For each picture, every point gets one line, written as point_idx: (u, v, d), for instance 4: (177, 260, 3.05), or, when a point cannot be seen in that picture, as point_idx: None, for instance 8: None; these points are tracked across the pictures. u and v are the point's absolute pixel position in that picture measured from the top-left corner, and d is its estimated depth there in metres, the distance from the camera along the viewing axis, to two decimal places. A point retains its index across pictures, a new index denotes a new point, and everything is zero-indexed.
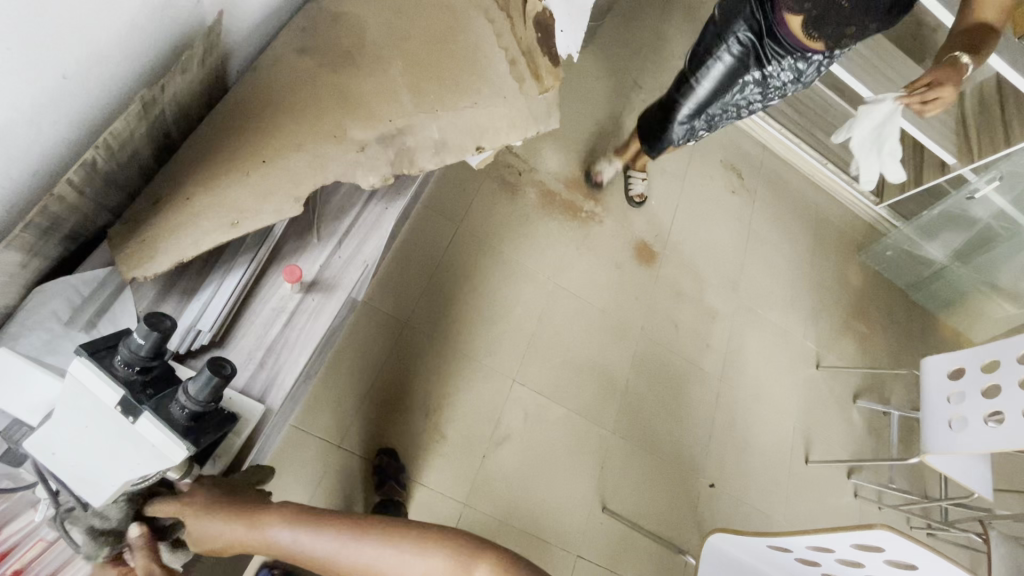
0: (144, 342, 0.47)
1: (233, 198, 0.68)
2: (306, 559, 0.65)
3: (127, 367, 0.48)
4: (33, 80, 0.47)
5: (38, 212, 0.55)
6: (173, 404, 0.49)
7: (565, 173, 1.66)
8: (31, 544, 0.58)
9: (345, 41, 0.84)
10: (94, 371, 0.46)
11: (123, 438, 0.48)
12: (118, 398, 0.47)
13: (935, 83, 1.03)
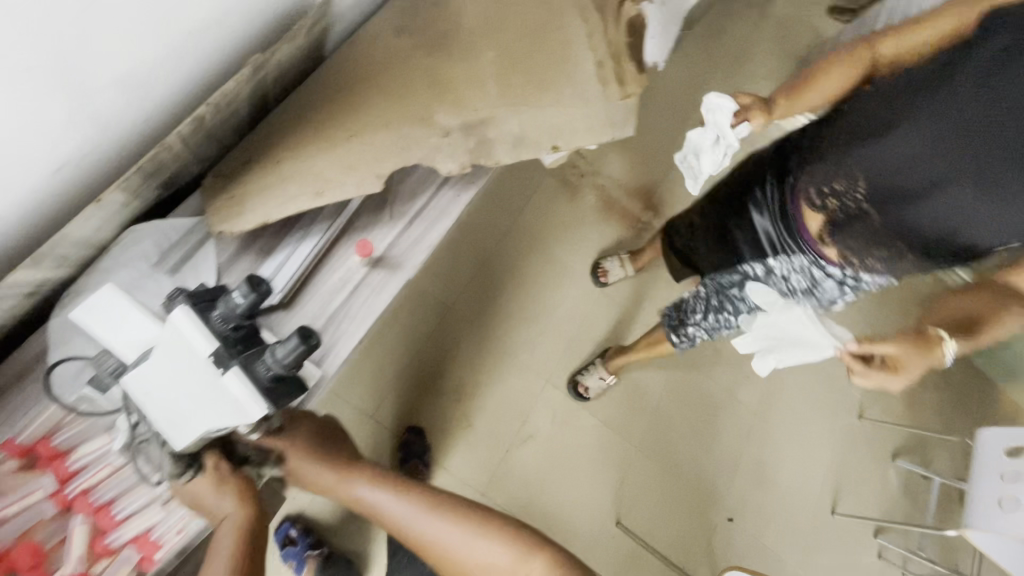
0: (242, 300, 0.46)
1: (320, 168, 0.70)
2: (377, 515, 0.75)
3: (223, 323, 0.47)
4: (162, 31, 0.49)
5: (150, 158, 0.58)
6: (260, 361, 0.46)
7: (628, 181, 1.64)
8: (99, 467, 0.61)
9: (443, 22, 0.84)
10: (192, 322, 0.45)
11: (210, 390, 0.45)
12: (211, 350, 0.45)
13: (892, 361, 0.84)
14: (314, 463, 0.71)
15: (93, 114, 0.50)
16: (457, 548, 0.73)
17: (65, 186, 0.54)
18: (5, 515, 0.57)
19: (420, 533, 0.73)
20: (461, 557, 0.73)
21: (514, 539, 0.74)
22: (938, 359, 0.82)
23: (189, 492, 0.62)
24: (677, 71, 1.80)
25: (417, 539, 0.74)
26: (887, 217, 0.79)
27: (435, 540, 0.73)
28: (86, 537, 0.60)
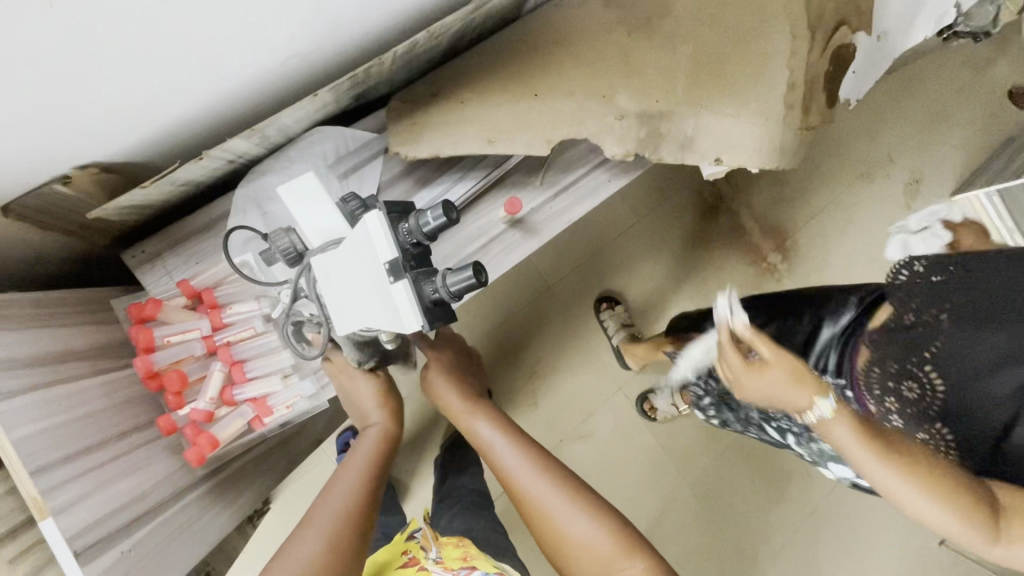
0: (433, 223, 0.43)
1: (498, 116, 0.71)
2: (487, 453, 0.76)
3: (407, 236, 0.44)
4: None
5: (365, 68, 0.62)
6: (428, 282, 0.44)
7: (762, 215, 1.55)
8: (243, 328, 0.69)
9: (649, 5, 0.81)
10: (379, 225, 0.43)
11: (380, 294, 0.43)
12: (391, 256, 0.42)
13: (760, 363, 0.65)
14: (445, 395, 0.84)
15: (339, 10, 0.53)
16: (548, 510, 0.67)
17: (290, 74, 0.60)
18: (166, 341, 0.66)
19: (517, 481, 0.71)
20: (551, 524, 0.67)
21: (614, 526, 0.65)
22: (808, 401, 0.62)
23: (347, 380, 0.72)
24: (854, 115, 1.66)
25: (513, 487, 0.71)
26: (951, 315, 0.65)
27: (529, 493, 0.69)
28: (220, 383, 0.68)
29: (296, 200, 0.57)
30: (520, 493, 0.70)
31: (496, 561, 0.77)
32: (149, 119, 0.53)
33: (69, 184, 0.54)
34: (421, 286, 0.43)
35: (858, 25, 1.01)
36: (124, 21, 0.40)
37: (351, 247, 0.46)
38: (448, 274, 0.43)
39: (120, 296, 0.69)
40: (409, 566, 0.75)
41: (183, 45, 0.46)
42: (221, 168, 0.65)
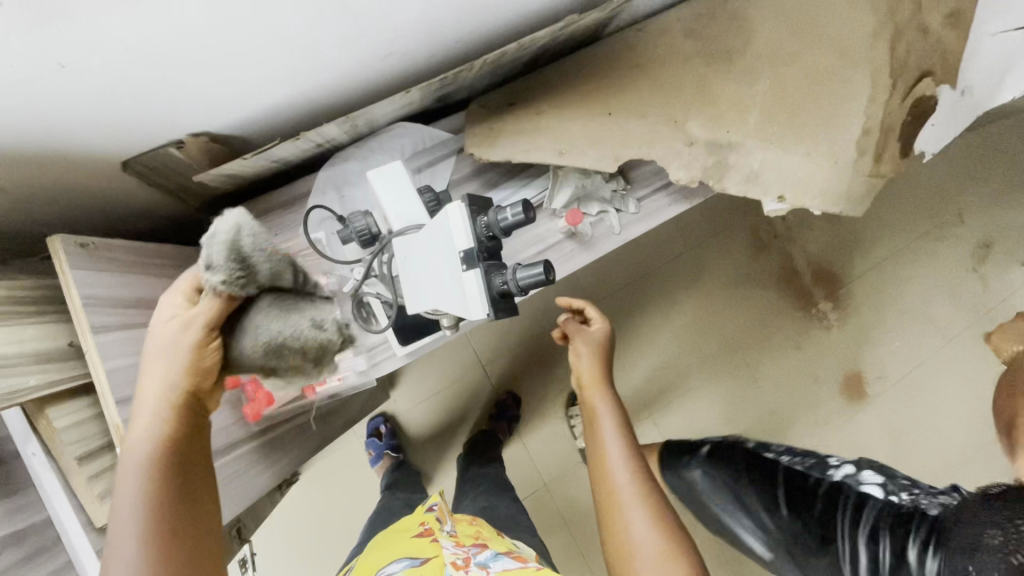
0: (511, 218, 0.45)
1: (572, 130, 0.73)
2: (595, 442, 0.77)
3: (484, 230, 0.47)
4: None
5: (454, 72, 0.65)
6: (498, 275, 0.46)
7: (817, 259, 1.53)
8: None
9: (731, 39, 0.82)
10: (460, 216, 0.45)
11: (452, 277, 0.46)
12: (468, 245, 0.45)
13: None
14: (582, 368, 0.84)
15: (438, 8, 0.56)
16: (625, 519, 0.68)
17: (385, 69, 0.64)
18: None
19: (610, 482, 0.71)
20: (620, 529, 0.68)
21: (673, 554, 0.64)
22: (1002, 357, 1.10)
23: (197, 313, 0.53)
24: (926, 170, 1.61)
25: (605, 486, 0.72)
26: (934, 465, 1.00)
27: (616, 498, 0.70)
28: None
29: (383, 188, 0.62)
30: (607, 491, 0.71)
31: (507, 542, 0.78)
32: (259, 98, 0.58)
33: (182, 150, 0.60)
34: (492, 276, 0.46)
35: (942, 78, 1.00)
36: (262, 6, 0.44)
37: (430, 232, 0.49)
38: (518, 268, 0.45)
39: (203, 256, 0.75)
40: (422, 535, 0.74)
41: (303, 33, 0.50)
42: (310, 150, 0.70)
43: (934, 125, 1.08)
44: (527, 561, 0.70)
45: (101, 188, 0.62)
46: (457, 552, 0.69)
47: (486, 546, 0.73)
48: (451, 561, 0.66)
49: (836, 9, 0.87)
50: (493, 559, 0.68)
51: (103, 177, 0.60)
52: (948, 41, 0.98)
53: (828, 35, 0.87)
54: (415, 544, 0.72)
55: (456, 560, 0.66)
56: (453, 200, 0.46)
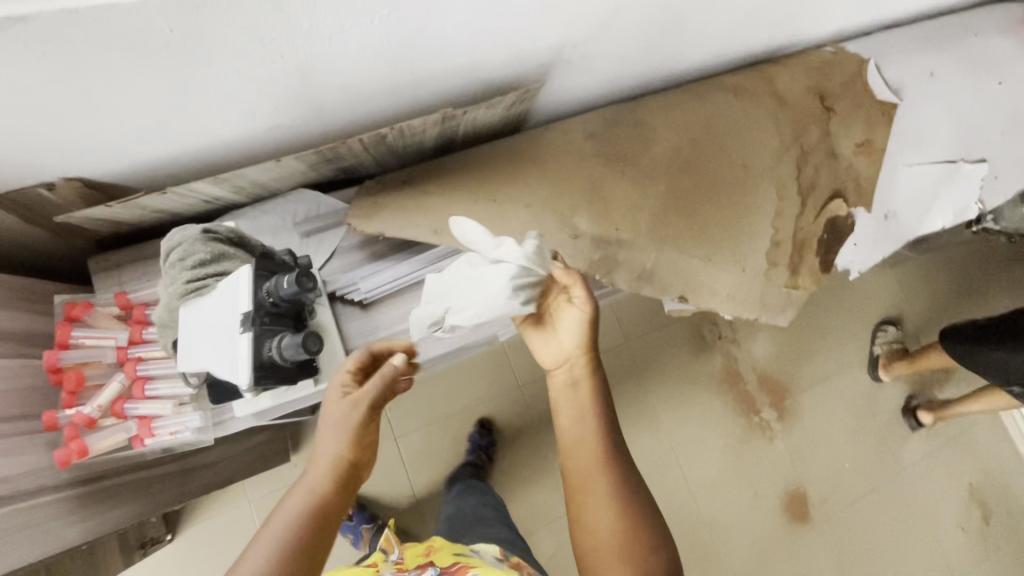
0: (290, 286, 0.46)
1: (450, 213, 0.76)
2: (566, 413, 0.70)
3: (265, 296, 0.47)
4: (369, 29, 0.57)
5: (329, 148, 0.70)
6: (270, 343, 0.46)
7: (762, 367, 1.49)
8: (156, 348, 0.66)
9: (631, 145, 0.87)
10: (244, 280, 0.46)
11: (228, 340, 0.46)
12: (248, 309, 0.46)
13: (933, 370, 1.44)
14: (568, 347, 0.70)
15: (301, 79, 0.61)
16: (594, 503, 0.65)
17: (267, 139, 0.68)
18: (81, 341, 0.64)
19: (587, 467, 0.67)
20: (590, 516, 0.65)
21: (629, 550, 0.62)
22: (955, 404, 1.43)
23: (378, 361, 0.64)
24: (879, 285, 1.61)
25: (577, 467, 0.68)
26: None
27: (590, 481, 0.66)
28: (113, 393, 0.65)
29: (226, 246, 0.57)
30: (577, 476, 0.68)
31: (460, 547, 0.81)
32: (132, 152, 0.61)
33: (53, 191, 0.62)
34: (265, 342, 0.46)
35: (856, 200, 1.03)
36: (107, 65, 0.48)
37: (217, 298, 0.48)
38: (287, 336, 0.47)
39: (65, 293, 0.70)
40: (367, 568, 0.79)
41: (162, 92, 0.54)
42: (198, 204, 0.71)
43: (857, 244, 1.06)
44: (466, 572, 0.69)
45: None
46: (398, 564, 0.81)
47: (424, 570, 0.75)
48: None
49: (734, 130, 0.93)
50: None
51: None
52: (860, 166, 1.02)
53: (728, 151, 0.92)
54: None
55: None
56: (243, 266, 0.47)
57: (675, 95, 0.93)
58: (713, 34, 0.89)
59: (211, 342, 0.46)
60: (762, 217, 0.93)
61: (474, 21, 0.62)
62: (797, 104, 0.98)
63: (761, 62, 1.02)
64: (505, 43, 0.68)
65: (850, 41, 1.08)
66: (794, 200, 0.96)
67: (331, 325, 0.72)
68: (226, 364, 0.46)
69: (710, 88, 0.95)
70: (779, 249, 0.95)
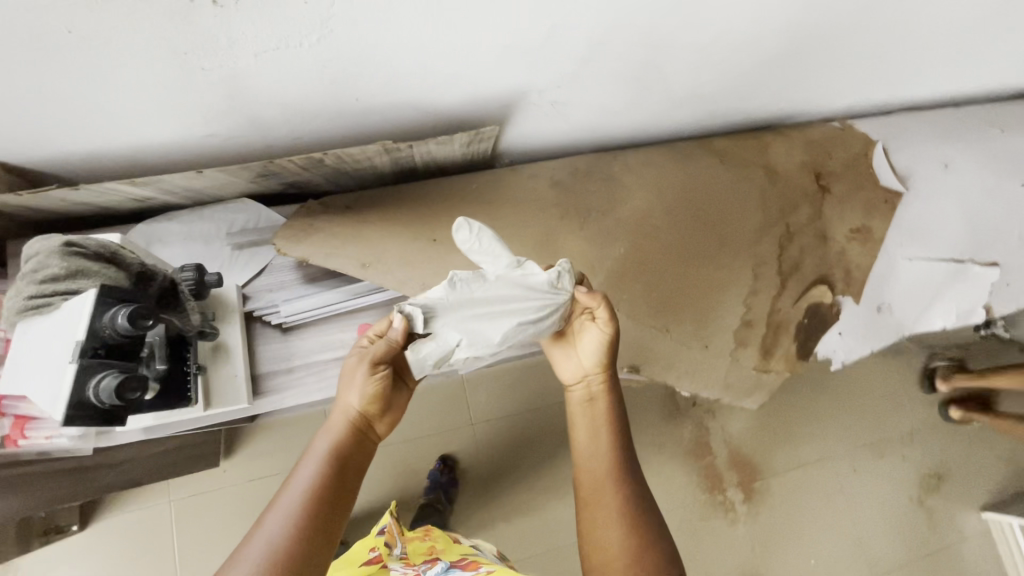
0: (128, 319, 0.43)
1: (386, 247, 0.73)
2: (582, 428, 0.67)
3: (107, 325, 0.44)
4: (302, 51, 0.54)
5: (262, 164, 0.67)
6: (98, 378, 0.42)
7: (735, 442, 1.41)
8: None
9: (598, 200, 0.82)
10: (84, 306, 0.43)
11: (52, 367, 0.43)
12: (81, 338, 0.42)
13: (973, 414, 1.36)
14: (586, 366, 0.67)
15: (234, 93, 0.58)
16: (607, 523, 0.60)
17: (203, 147, 0.65)
18: None
19: (598, 482, 0.63)
20: (597, 533, 0.60)
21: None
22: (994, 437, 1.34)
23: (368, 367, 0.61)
24: (872, 374, 1.51)
25: (589, 482, 0.63)
26: None
27: (602, 498, 0.61)
28: None
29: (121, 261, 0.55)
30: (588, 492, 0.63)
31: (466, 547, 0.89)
32: (50, 143, 0.58)
33: None
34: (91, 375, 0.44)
35: (843, 288, 0.95)
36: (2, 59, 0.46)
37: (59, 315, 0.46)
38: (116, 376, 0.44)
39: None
40: (373, 564, 0.80)
41: (73, 90, 0.51)
42: (125, 201, 0.69)
43: (842, 333, 0.98)
44: (477, 565, 0.75)
45: None
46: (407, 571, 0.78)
47: (435, 562, 0.79)
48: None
49: (715, 198, 0.88)
50: (442, 573, 0.74)
51: None
52: (852, 253, 0.95)
53: (703, 220, 0.86)
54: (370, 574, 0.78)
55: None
56: (90, 290, 0.44)
57: (655, 154, 0.88)
58: (702, 96, 0.84)
59: (41, 369, 0.43)
60: (732, 294, 0.87)
61: (423, 55, 0.58)
62: (789, 179, 0.92)
63: (758, 130, 0.96)
64: (462, 83, 0.65)
65: (859, 120, 1.02)
66: (772, 280, 0.89)
67: (238, 346, 0.68)
68: (49, 395, 0.42)
69: (695, 152, 0.89)
70: (750, 330, 0.88)
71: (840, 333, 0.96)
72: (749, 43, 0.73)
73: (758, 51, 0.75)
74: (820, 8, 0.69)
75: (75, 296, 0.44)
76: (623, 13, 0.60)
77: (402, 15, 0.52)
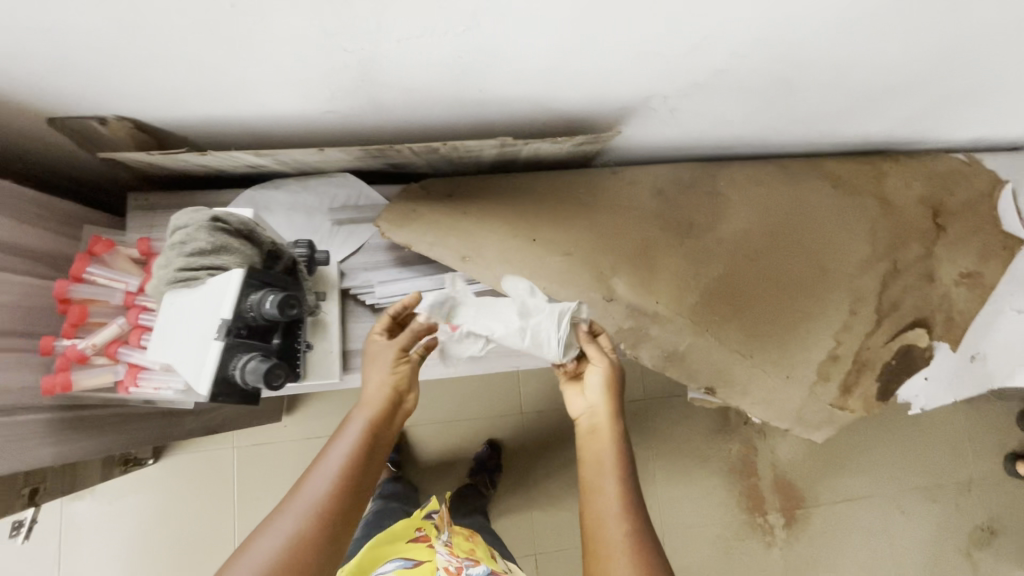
0: (273, 306, 0.45)
1: (484, 241, 0.72)
2: (590, 467, 0.62)
3: (248, 307, 0.47)
4: (443, 38, 0.52)
5: (378, 147, 0.67)
6: (240, 359, 0.45)
7: (781, 465, 1.38)
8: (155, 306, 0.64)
9: (698, 215, 0.80)
10: (231, 287, 0.46)
11: (202, 344, 0.46)
12: (227, 317, 0.45)
13: None
14: (594, 405, 0.66)
15: (366, 76, 0.57)
16: (607, 540, 0.56)
17: (323, 124, 0.66)
18: (93, 278, 0.64)
19: (600, 515, 0.58)
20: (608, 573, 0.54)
21: None
22: None
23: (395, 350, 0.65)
24: (937, 418, 1.44)
25: (594, 517, 0.58)
26: None
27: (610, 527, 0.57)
28: (109, 335, 0.63)
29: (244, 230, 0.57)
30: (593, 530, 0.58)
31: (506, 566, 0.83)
32: (186, 108, 0.60)
33: (105, 127, 0.62)
34: (234, 357, 0.46)
35: (941, 333, 0.90)
36: (165, 26, 0.46)
37: (202, 292, 0.48)
38: (255, 358, 0.46)
39: (97, 226, 0.71)
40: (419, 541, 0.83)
41: (221, 61, 0.52)
42: (239, 168, 0.71)
43: (928, 376, 0.93)
44: None
45: (18, 142, 0.63)
46: (451, 561, 0.76)
47: (479, 563, 0.78)
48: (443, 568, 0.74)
49: (818, 223, 0.84)
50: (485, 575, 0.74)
51: (15, 131, 0.61)
52: (958, 299, 0.89)
53: (804, 248, 0.83)
54: (414, 550, 0.81)
55: (449, 567, 0.75)
56: (234, 271, 0.47)
57: (762, 172, 0.84)
58: (827, 116, 0.79)
59: (187, 342, 0.46)
60: (826, 328, 0.83)
61: (561, 52, 0.56)
62: (902, 213, 0.86)
63: (874, 156, 0.90)
64: (590, 83, 0.62)
65: (989, 155, 0.94)
66: (867, 317, 0.85)
67: (334, 323, 0.69)
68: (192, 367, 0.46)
69: (804, 175, 0.85)
70: (835, 365, 0.84)
71: (926, 375, 0.92)
72: (900, 66, 0.67)
73: (904, 76, 0.70)
74: (989, 37, 0.63)
75: (218, 274, 0.47)
76: (775, 28, 0.56)
77: (553, 16, 0.50)
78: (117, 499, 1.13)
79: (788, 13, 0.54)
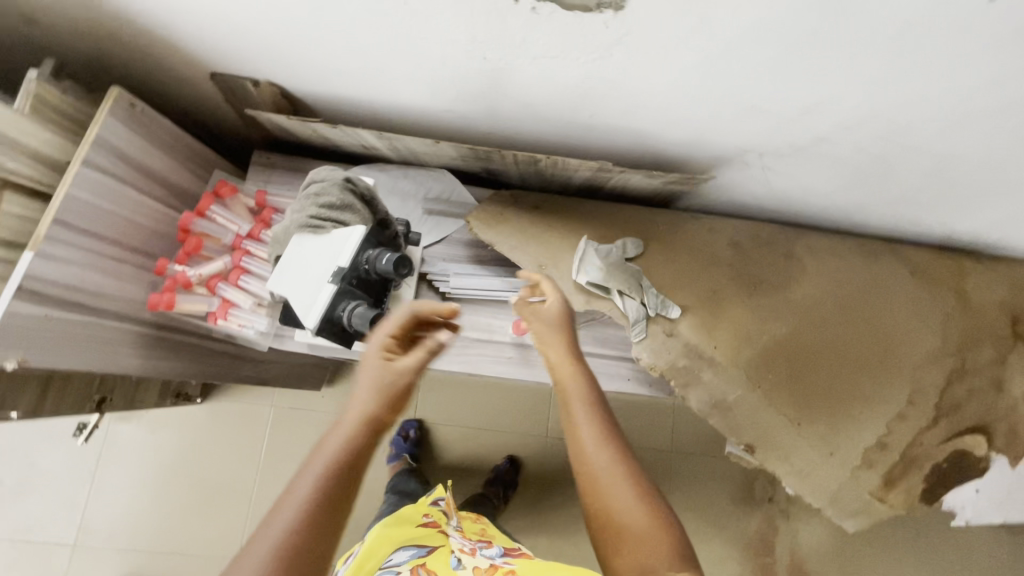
0: (387, 261, 0.52)
1: (562, 254, 0.76)
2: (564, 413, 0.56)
3: (364, 261, 0.54)
4: (574, 63, 0.57)
5: (485, 150, 0.73)
6: (349, 302, 0.52)
7: (800, 551, 1.32)
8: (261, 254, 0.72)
9: (770, 273, 0.81)
10: (353, 240, 0.54)
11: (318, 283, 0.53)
12: (345, 264, 0.53)
13: None
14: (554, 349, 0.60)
15: (495, 85, 0.63)
16: (602, 489, 0.50)
17: (443, 121, 0.72)
18: (213, 216, 0.72)
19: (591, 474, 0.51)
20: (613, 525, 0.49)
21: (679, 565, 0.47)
22: None
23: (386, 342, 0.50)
24: (979, 544, 1.35)
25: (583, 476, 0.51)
26: None
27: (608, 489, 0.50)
28: (214, 269, 0.71)
29: None
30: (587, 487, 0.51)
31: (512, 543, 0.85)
32: (331, 84, 0.67)
33: (257, 89, 0.70)
34: (343, 301, 0.53)
35: (1002, 445, 0.86)
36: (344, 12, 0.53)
37: (326, 241, 0.55)
38: (362, 305, 0.52)
39: (222, 173, 0.79)
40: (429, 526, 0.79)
41: (377, 49, 0.59)
42: (357, 146, 0.78)
43: (979, 488, 0.89)
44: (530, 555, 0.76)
45: (181, 88, 0.72)
46: (464, 542, 0.76)
47: (490, 544, 0.78)
48: (457, 549, 0.72)
49: (889, 306, 0.83)
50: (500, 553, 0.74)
51: (182, 78, 0.70)
52: None
53: (871, 327, 0.82)
54: (427, 535, 0.76)
55: (464, 547, 0.74)
56: (357, 228, 0.55)
57: (840, 245, 0.85)
58: (918, 203, 0.79)
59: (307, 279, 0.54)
60: (881, 412, 0.81)
61: (676, 94, 0.60)
62: (979, 315, 0.85)
63: (958, 253, 0.89)
64: (695, 127, 0.66)
65: None
66: (925, 411, 0.82)
67: (410, 299, 0.75)
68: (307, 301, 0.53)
69: (882, 256, 0.85)
70: (882, 453, 0.81)
71: (978, 486, 0.88)
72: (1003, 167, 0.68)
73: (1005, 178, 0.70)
74: None
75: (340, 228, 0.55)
76: (885, 108, 0.59)
77: (680, 59, 0.54)
78: (157, 428, 1.20)
79: (902, 96, 0.56)
